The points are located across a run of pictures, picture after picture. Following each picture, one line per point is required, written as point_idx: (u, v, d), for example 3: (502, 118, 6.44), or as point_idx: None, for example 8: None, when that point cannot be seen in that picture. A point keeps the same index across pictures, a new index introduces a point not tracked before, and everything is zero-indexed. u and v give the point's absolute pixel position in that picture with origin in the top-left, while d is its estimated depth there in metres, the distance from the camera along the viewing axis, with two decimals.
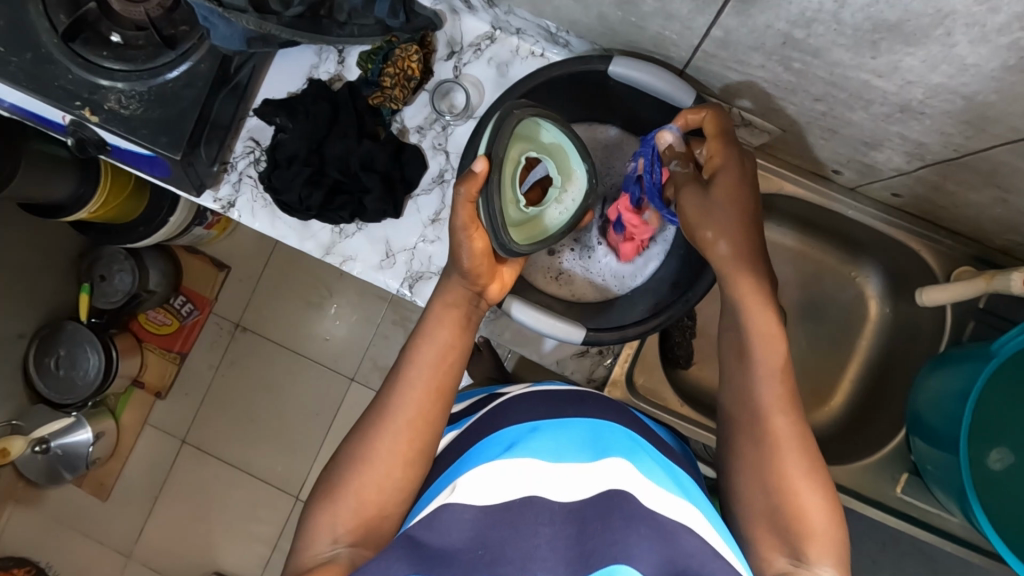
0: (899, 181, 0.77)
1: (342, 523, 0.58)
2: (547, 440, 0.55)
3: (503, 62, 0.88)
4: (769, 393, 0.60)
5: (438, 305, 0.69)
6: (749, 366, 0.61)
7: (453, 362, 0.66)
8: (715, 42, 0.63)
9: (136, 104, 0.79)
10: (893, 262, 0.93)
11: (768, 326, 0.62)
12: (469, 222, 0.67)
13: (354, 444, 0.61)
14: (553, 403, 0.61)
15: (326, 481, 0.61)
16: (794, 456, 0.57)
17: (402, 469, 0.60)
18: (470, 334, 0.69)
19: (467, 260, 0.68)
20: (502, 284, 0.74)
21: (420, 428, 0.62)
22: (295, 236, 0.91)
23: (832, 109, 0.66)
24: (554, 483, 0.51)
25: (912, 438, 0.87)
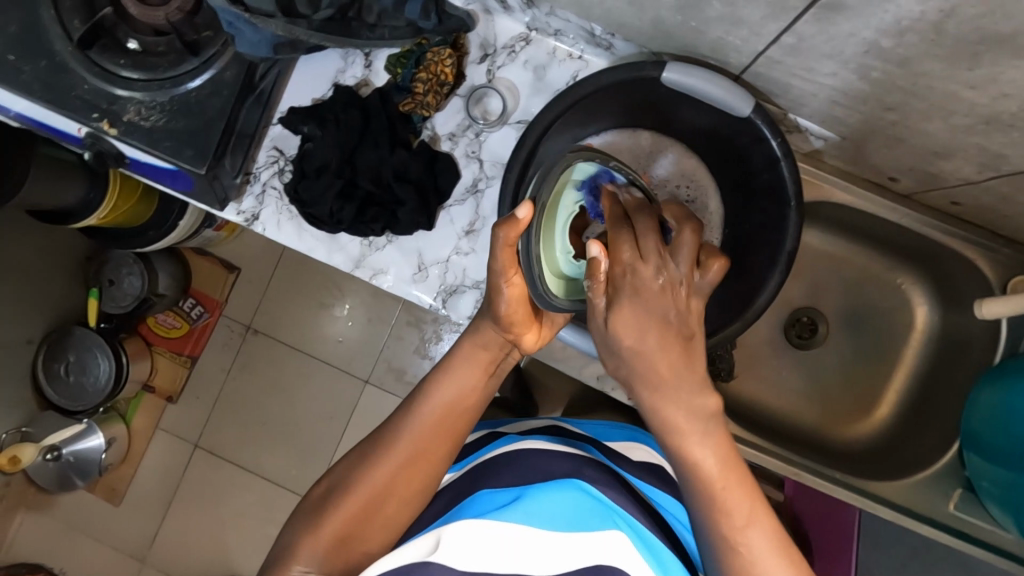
0: (962, 190, 0.73)
1: (321, 548, 0.57)
2: (539, 498, 0.54)
3: (540, 65, 0.84)
4: (721, 512, 0.54)
5: (468, 345, 0.69)
6: (688, 481, 0.56)
7: (469, 409, 0.66)
8: (785, 48, 0.59)
9: (158, 115, 0.75)
10: (942, 269, 0.90)
11: (708, 439, 0.55)
12: (507, 265, 0.64)
13: (355, 468, 0.62)
14: (545, 465, 0.61)
15: (319, 500, 0.61)
16: (772, 570, 0.52)
17: (396, 506, 0.61)
18: (493, 381, 0.69)
19: (503, 306, 0.66)
20: (538, 336, 0.71)
21: (420, 469, 0.62)
22: (322, 249, 0.87)
23: (905, 119, 0.62)
24: (540, 547, 0.49)
25: (966, 454, 0.84)
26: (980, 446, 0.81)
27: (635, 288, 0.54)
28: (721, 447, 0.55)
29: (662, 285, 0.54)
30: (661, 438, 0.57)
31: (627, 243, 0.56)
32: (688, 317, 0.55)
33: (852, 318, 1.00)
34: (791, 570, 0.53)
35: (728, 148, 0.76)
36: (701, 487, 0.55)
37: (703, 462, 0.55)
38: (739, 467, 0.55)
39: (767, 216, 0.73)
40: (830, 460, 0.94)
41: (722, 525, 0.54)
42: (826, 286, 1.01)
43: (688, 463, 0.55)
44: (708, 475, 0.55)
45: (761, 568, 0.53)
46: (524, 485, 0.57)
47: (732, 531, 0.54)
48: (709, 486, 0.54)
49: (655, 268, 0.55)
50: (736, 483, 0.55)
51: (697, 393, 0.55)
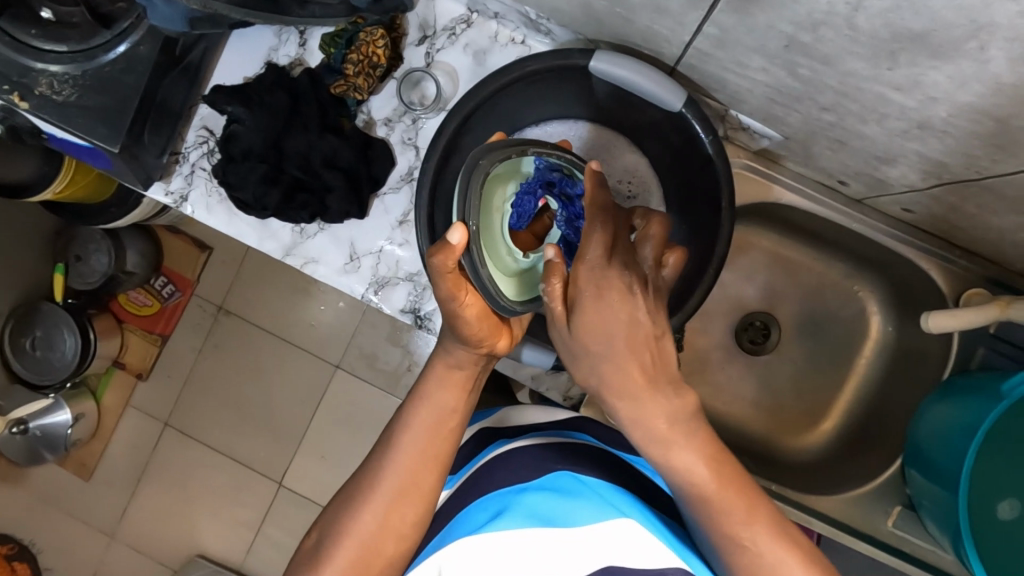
0: (912, 197, 0.69)
1: None
2: (529, 501, 0.52)
3: (481, 49, 0.79)
4: (722, 515, 0.49)
5: (440, 366, 0.62)
6: (681, 494, 0.51)
7: (453, 429, 0.62)
8: (711, 40, 0.55)
9: (69, 89, 0.71)
10: (900, 278, 0.86)
11: (691, 442, 0.50)
12: (454, 288, 0.57)
13: (340, 513, 0.59)
14: (537, 462, 0.58)
15: (312, 548, 0.58)
16: (788, 562, 0.48)
17: (396, 543, 0.58)
18: (474, 395, 0.65)
19: (464, 329, 0.60)
20: (510, 338, 0.65)
21: (413, 500, 0.58)
22: (253, 235, 0.84)
23: (841, 120, 0.58)
24: (545, 555, 0.47)
25: (909, 471, 0.81)
26: (922, 462, 0.78)
27: (598, 295, 0.47)
28: (705, 445, 0.50)
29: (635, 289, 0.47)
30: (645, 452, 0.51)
31: (593, 242, 0.47)
32: (662, 324, 0.48)
33: (810, 324, 0.97)
34: (800, 552, 0.49)
35: (669, 146, 0.72)
36: (695, 493, 0.50)
37: (691, 465, 0.50)
38: (728, 458, 0.51)
39: (703, 217, 0.70)
40: (776, 471, 0.91)
41: (722, 525, 0.49)
42: (784, 291, 0.97)
43: (676, 471, 0.50)
44: (699, 479, 0.50)
45: (772, 558, 0.48)
46: (516, 486, 0.55)
47: (734, 529, 0.49)
48: (703, 490, 0.50)
49: (621, 274, 0.47)
50: (729, 476, 0.50)
51: (675, 393, 0.49)
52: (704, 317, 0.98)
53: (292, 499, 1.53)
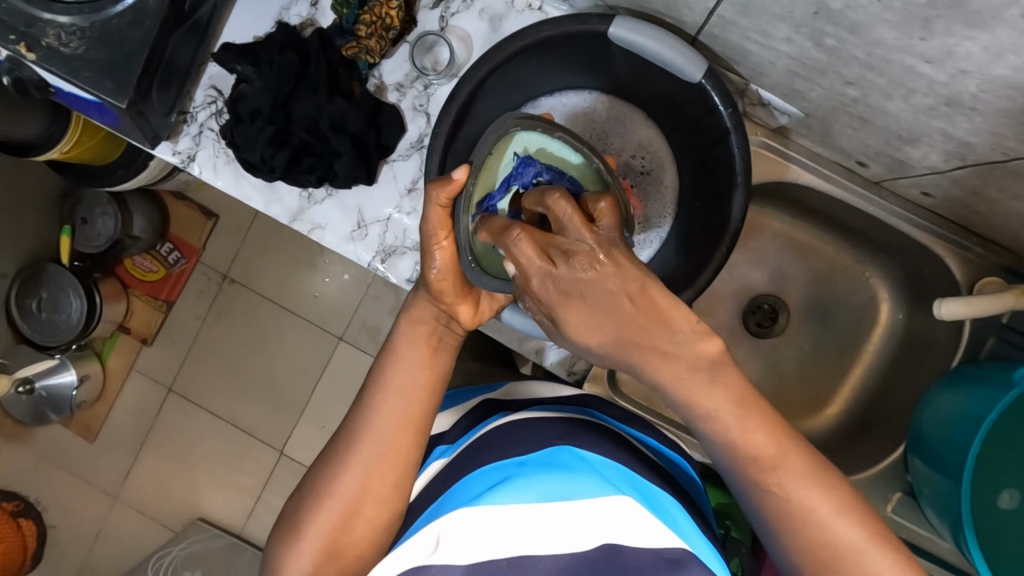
0: (931, 179, 0.68)
1: (307, 561, 0.59)
2: (532, 482, 0.51)
3: (497, 14, 0.78)
4: (749, 460, 0.49)
5: (405, 322, 0.67)
6: (707, 436, 0.50)
7: (426, 386, 0.64)
8: (736, 6, 0.54)
9: (78, 41, 0.70)
10: (913, 265, 0.85)
11: (717, 384, 0.48)
12: (438, 226, 0.63)
13: (321, 481, 0.61)
14: (535, 435, 0.58)
15: (295, 510, 0.61)
16: (816, 501, 0.47)
17: (373, 505, 0.60)
18: (446, 353, 0.66)
19: (433, 273, 0.65)
20: (475, 309, 0.68)
21: (392, 463, 0.61)
22: (260, 198, 0.83)
23: (866, 95, 0.57)
24: (540, 536, 0.48)
25: (911, 457, 0.81)
26: (925, 450, 0.78)
27: (560, 292, 0.45)
28: (734, 390, 0.48)
29: (579, 276, 0.44)
30: (671, 397, 0.49)
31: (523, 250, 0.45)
32: (630, 279, 0.44)
33: (818, 309, 0.96)
34: (834, 495, 0.48)
35: (687, 119, 0.70)
36: (719, 437, 0.49)
37: (716, 409, 0.48)
38: (759, 403, 0.49)
39: (718, 192, 0.68)
40: None
41: (752, 469, 0.49)
42: (794, 275, 0.97)
43: (703, 416, 0.49)
44: (725, 422, 0.49)
45: (803, 503, 0.47)
46: (517, 460, 0.55)
47: (761, 474, 0.49)
48: (729, 433, 0.49)
49: (565, 270, 0.45)
50: (758, 422, 0.48)
51: (690, 343, 0.46)
52: (711, 297, 0.98)
53: (292, 468, 1.54)
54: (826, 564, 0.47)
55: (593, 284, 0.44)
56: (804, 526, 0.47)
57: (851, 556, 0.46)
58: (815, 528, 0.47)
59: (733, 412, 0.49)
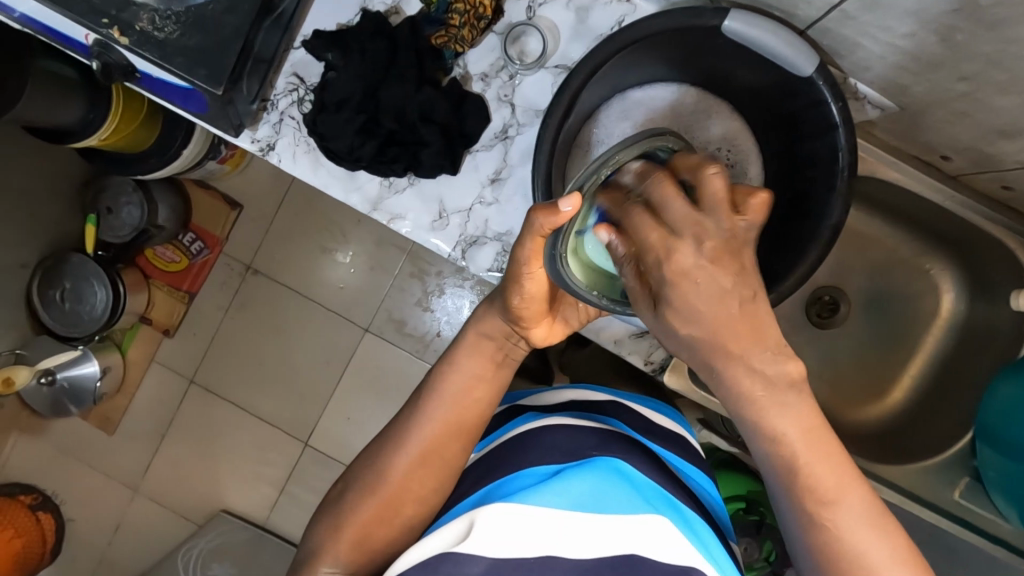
0: (1019, 174, 0.70)
1: (342, 549, 0.60)
2: (569, 484, 0.50)
3: (584, 5, 0.77)
4: (808, 490, 0.47)
5: (472, 334, 0.68)
6: (765, 454, 0.48)
7: (477, 399, 0.66)
8: (863, 1, 0.55)
9: (172, 26, 0.70)
10: (977, 256, 0.87)
11: (791, 408, 0.46)
12: (533, 254, 0.60)
13: (367, 474, 0.63)
14: (573, 445, 0.58)
15: (337, 498, 0.64)
16: (872, 547, 0.46)
17: (413, 506, 0.62)
18: (506, 368, 0.69)
19: (516, 300, 0.64)
20: (549, 332, 0.69)
21: (433, 468, 0.63)
22: (339, 187, 0.83)
23: (977, 90, 0.59)
24: (567, 535, 0.47)
25: (978, 445, 0.83)
26: (991, 438, 0.80)
27: (675, 272, 0.45)
28: (806, 416, 0.46)
29: (706, 257, 0.44)
30: (736, 412, 0.48)
31: (670, 189, 0.46)
32: (747, 285, 0.45)
33: (875, 301, 0.99)
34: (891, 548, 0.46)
35: (781, 112, 0.71)
36: (782, 462, 0.47)
37: (787, 433, 0.46)
38: (830, 437, 0.47)
39: (813, 184, 0.70)
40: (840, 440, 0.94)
41: (807, 504, 0.47)
42: (851, 266, 0.99)
43: (769, 437, 0.47)
44: (790, 449, 0.47)
45: (852, 547, 0.46)
46: (554, 470, 0.54)
47: (815, 506, 0.47)
48: (794, 460, 0.47)
49: (692, 240, 0.45)
50: (827, 455, 0.47)
51: (774, 363, 0.45)
52: None
53: (316, 460, 1.53)
54: None
55: (710, 277, 0.44)
56: (848, 568, 0.46)
57: None
58: (867, 574, 0.45)
59: (801, 436, 0.47)
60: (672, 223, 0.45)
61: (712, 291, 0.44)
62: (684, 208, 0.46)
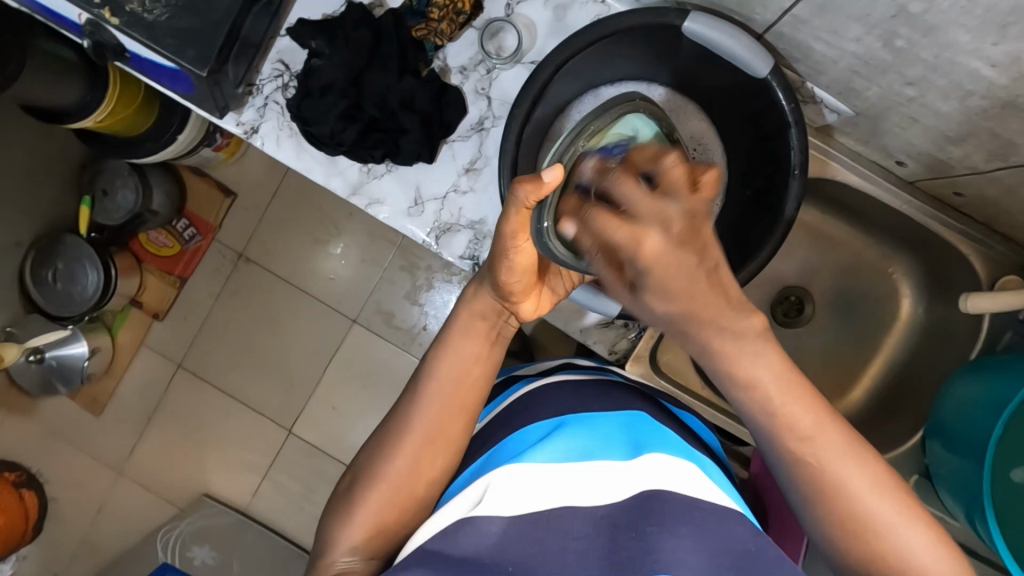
0: (968, 180, 0.73)
1: (359, 537, 0.57)
2: (568, 442, 0.54)
3: (562, 4, 0.80)
4: (786, 430, 0.51)
5: (464, 314, 0.66)
6: (745, 406, 0.52)
7: (480, 380, 0.64)
8: (812, 7, 0.57)
9: (161, 9, 0.73)
10: (936, 262, 0.90)
11: (762, 356, 0.50)
12: (517, 229, 0.59)
13: (372, 462, 0.60)
14: (579, 401, 0.62)
15: (345, 492, 0.60)
16: (850, 473, 0.50)
17: (426, 486, 0.59)
18: (500, 348, 0.67)
19: (505, 276, 0.63)
20: (537, 305, 0.69)
21: (442, 446, 0.60)
22: (321, 171, 0.86)
23: (923, 96, 0.62)
24: (580, 487, 0.49)
25: (929, 442, 0.85)
26: (944, 436, 0.82)
27: (642, 258, 0.46)
28: (776, 362, 0.50)
29: (674, 244, 0.45)
30: (713, 370, 0.51)
31: (631, 185, 0.47)
32: (707, 258, 0.46)
33: (840, 303, 1.02)
34: (869, 470, 0.50)
35: (742, 112, 0.74)
36: (758, 406, 0.51)
37: (760, 380, 0.50)
38: (801, 377, 0.51)
39: (771, 182, 0.73)
40: None
41: (788, 442, 0.51)
42: (818, 268, 1.02)
43: (744, 385, 0.51)
44: (767, 394, 0.51)
45: (836, 476, 0.50)
46: (558, 424, 0.57)
47: (798, 444, 0.51)
48: (770, 404, 0.51)
49: (659, 228, 0.46)
50: (799, 395, 0.51)
51: (740, 319, 0.49)
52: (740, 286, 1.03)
53: (301, 447, 1.55)
54: (856, 533, 0.50)
55: (681, 261, 0.46)
56: (834, 497, 0.50)
57: (881, 525, 0.49)
58: (848, 498, 0.50)
59: (774, 380, 0.51)
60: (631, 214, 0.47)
61: (681, 268, 0.46)
62: (642, 199, 0.46)
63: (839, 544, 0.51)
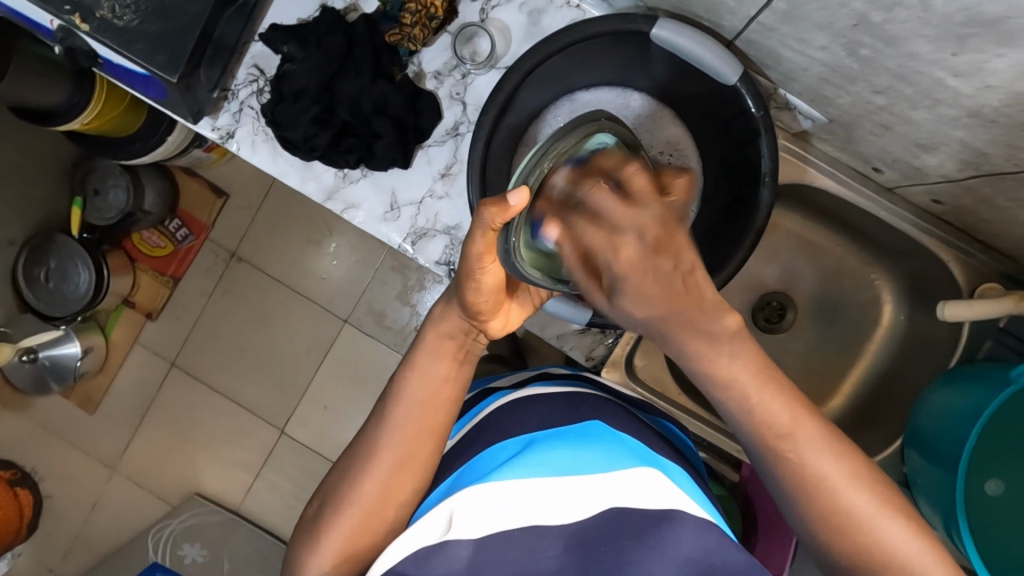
0: (943, 187, 0.72)
1: (327, 562, 0.56)
2: (543, 455, 0.51)
3: (537, 8, 0.80)
4: (764, 426, 0.51)
5: (431, 335, 0.63)
6: (724, 403, 0.53)
7: (448, 398, 0.62)
8: (778, 14, 0.57)
9: (131, 15, 0.72)
10: (918, 269, 0.89)
11: (737, 354, 0.51)
12: (483, 251, 0.56)
13: (339, 486, 0.59)
14: (552, 413, 0.60)
15: (313, 518, 0.59)
16: (828, 466, 0.50)
17: (396, 509, 0.58)
18: (468, 367, 0.65)
19: (470, 296, 0.61)
20: (506, 322, 0.66)
21: (412, 467, 0.59)
22: (297, 176, 0.85)
23: (892, 104, 0.61)
24: (548, 505, 0.47)
25: (908, 450, 0.85)
26: (921, 444, 0.82)
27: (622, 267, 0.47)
28: (753, 359, 0.51)
29: (650, 250, 0.46)
30: (690, 370, 0.52)
31: (604, 194, 0.47)
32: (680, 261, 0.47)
33: (824, 308, 1.01)
34: (847, 463, 0.51)
35: (716, 118, 0.73)
36: (736, 403, 0.52)
37: (738, 377, 0.51)
38: (776, 372, 0.52)
39: (743, 190, 0.72)
40: None
41: (765, 438, 0.52)
42: (802, 273, 1.01)
43: (721, 383, 0.52)
44: (742, 391, 0.51)
45: (815, 471, 0.50)
46: (527, 437, 0.55)
47: (777, 441, 0.51)
48: (747, 400, 0.51)
49: (636, 234, 0.46)
50: (775, 390, 0.51)
51: (715, 320, 0.50)
52: (723, 292, 1.02)
53: (293, 446, 1.51)
54: (838, 526, 0.50)
55: (658, 269, 0.47)
56: (816, 492, 0.50)
57: (863, 519, 0.49)
58: (829, 492, 0.50)
59: (751, 379, 0.52)
60: (611, 220, 0.47)
61: (664, 274, 0.47)
62: (619, 207, 0.47)
63: (824, 541, 0.51)
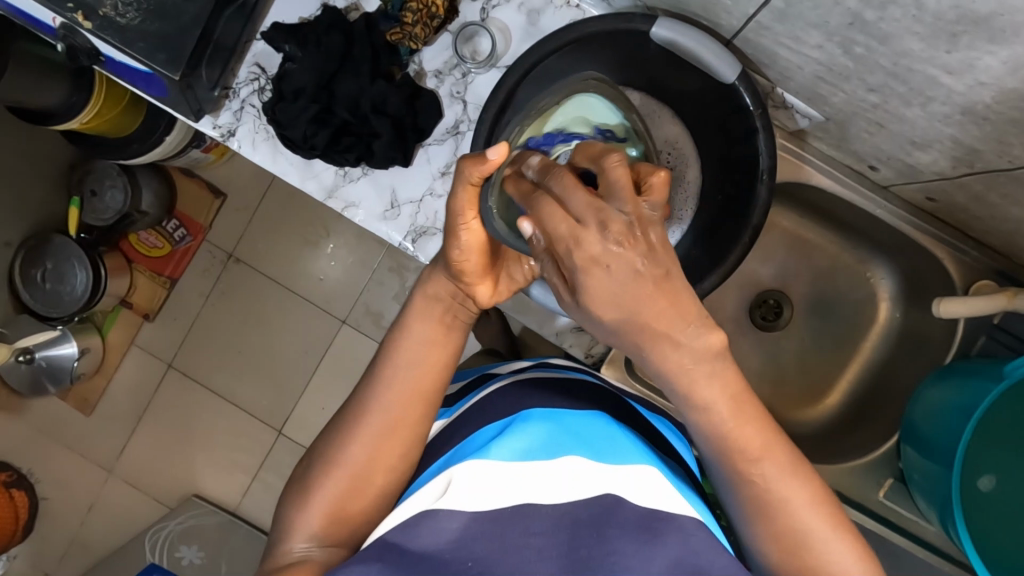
0: (937, 185, 0.73)
1: (317, 525, 0.56)
2: (536, 438, 0.52)
3: (535, 9, 0.81)
4: (734, 450, 0.50)
5: (420, 297, 0.64)
6: (696, 422, 0.51)
7: (436, 363, 0.62)
8: (774, 14, 0.58)
9: (133, 13, 0.73)
10: (913, 266, 0.90)
11: (717, 377, 0.49)
12: (466, 206, 0.57)
13: (328, 447, 0.59)
14: (548, 398, 0.60)
15: (303, 475, 0.59)
16: (792, 494, 0.49)
17: (384, 475, 0.58)
18: (457, 333, 0.64)
19: (455, 254, 0.60)
20: (495, 289, 0.65)
21: (400, 433, 0.59)
22: (297, 174, 0.86)
23: (886, 102, 0.62)
24: (543, 488, 0.48)
25: (903, 445, 0.86)
26: (916, 439, 0.82)
27: (585, 258, 0.43)
28: (731, 383, 0.49)
29: (612, 245, 0.43)
30: (668, 391, 0.50)
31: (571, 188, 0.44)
32: (654, 265, 0.43)
33: (819, 306, 1.02)
34: (810, 490, 0.50)
35: (713, 117, 0.74)
36: (710, 425, 0.50)
37: (712, 402, 0.49)
38: (752, 397, 0.50)
39: (738, 187, 0.73)
40: None
41: (735, 462, 0.51)
42: (798, 272, 1.02)
43: (697, 406, 0.50)
44: (718, 414, 0.50)
45: (780, 496, 0.49)
46: (521, 413, 0.56)
47: (746, 465, 0.50)
48: (721, 424, 0.50)
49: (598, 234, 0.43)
50: (750, 414, 0.50)
51: (696, 336, 0.46)
52: (719, 291, 1.03)
53: (291, 448, 1.50)
54: (795, 554, 0.49)
55: (623, 263, 0.43)
56: (778, 517, 0.50)
57: (820, 546, 0.49)
58: (791, 518, 0.49)
59: (727, 402, 0.50)
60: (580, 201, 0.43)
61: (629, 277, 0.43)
62: (585, 197, 0.43)
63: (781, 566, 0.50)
